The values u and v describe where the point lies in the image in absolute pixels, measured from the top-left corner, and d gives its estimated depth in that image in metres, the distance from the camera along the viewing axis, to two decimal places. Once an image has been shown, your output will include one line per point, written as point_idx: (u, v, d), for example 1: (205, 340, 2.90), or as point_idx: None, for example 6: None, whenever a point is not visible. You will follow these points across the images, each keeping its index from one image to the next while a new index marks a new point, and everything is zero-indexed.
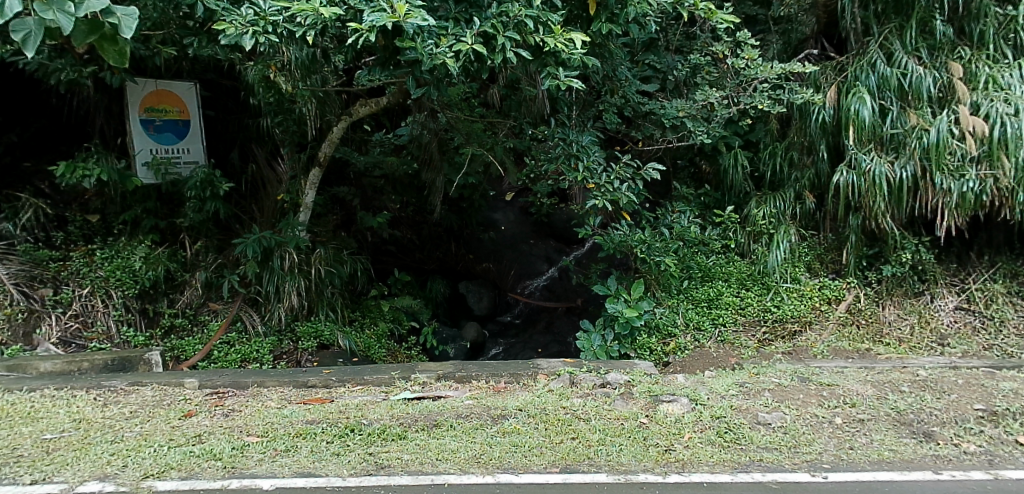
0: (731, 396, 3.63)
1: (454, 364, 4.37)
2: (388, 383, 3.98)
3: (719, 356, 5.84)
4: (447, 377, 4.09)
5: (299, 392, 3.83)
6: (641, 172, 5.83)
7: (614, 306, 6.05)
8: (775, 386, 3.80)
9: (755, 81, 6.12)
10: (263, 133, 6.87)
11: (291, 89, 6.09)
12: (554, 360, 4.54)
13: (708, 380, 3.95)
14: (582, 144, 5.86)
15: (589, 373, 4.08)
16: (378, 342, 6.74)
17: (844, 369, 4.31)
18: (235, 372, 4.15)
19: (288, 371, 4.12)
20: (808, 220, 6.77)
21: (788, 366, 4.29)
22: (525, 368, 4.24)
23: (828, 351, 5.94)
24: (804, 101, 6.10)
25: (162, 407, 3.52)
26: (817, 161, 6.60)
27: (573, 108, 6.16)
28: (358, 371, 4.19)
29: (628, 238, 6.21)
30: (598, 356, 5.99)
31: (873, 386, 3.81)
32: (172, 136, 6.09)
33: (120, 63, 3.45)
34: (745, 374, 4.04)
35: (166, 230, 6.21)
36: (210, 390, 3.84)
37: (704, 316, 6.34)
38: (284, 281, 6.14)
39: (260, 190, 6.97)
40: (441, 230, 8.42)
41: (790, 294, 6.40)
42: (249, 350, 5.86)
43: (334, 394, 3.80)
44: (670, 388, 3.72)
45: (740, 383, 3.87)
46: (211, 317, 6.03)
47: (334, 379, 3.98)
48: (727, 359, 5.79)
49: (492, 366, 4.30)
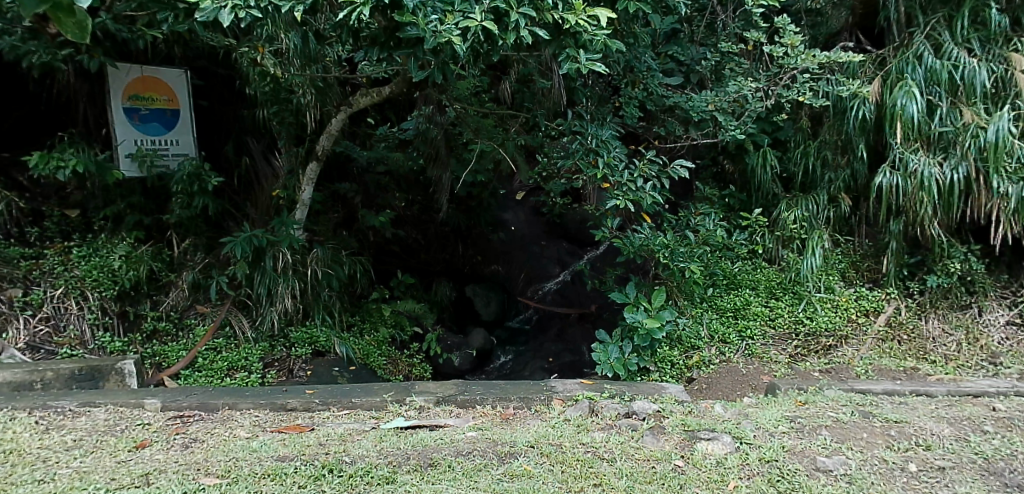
0: (781, 434, 3.16)
1: (458, 384, 3.96)
2: (379, 407, 3.59)
3: (749, 373, 5.33)
4: (447, 401, 3.67)
5: (277, 416, 3.42)
6: (666, 169, 5.34)
7: (633, 315, 5.54)
8: (832, 422, 3.33)
9: (794, 71, 5.65)
10: (259, 125, 6.44)
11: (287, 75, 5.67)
12: (572, 381, 4.13)
13: (751, 410, 3.49)
14: (602, 139, 5.39)
15: (613, 400, 3.64)
16: (378, 350, 6.30)
17: (910, 401, 3.83)
18: (205, 391, 3.75)
19: (264, 391, 3.73)
20: (842, 224, 6.38)
21: (840, 394, 3.84)
22: (539, 392, 3.81)
23: (871, 369, 5.39)
24: (848, 95, 5.56)
25: (113, 434, 3.11)
26: (853, 161, 6.20)
27: (592, 101, 5.68)
28: (345, 392, 3.79)
29: (650, 242, 5.70)
30: (616, 369, 5.47)
31: (949, 425, 3.34)
32: (158, 127, 5.68)
33: (79, 39, 2.59)
34: (796, 407, 3.56)
35: (152, 228, 5.79)
36: (175, 413, 3.43)
37: (730, 327, 5.84)
38: (276, 282, 5.68)
39: (255, 185, 6.50)
40: (448, 230, 8.01)
41: (824, 305, 5.92)
42: (237, 357, 5.44)
43: (316, 420, 3.38)
44: (709, 423, 3.24)
45: (789, 416, 3.40)
46: (198, 321, 5.60)
47: (317, 401, 3.58)
48: (758, 377, 5.25)
49: (500, 388, 3.88)
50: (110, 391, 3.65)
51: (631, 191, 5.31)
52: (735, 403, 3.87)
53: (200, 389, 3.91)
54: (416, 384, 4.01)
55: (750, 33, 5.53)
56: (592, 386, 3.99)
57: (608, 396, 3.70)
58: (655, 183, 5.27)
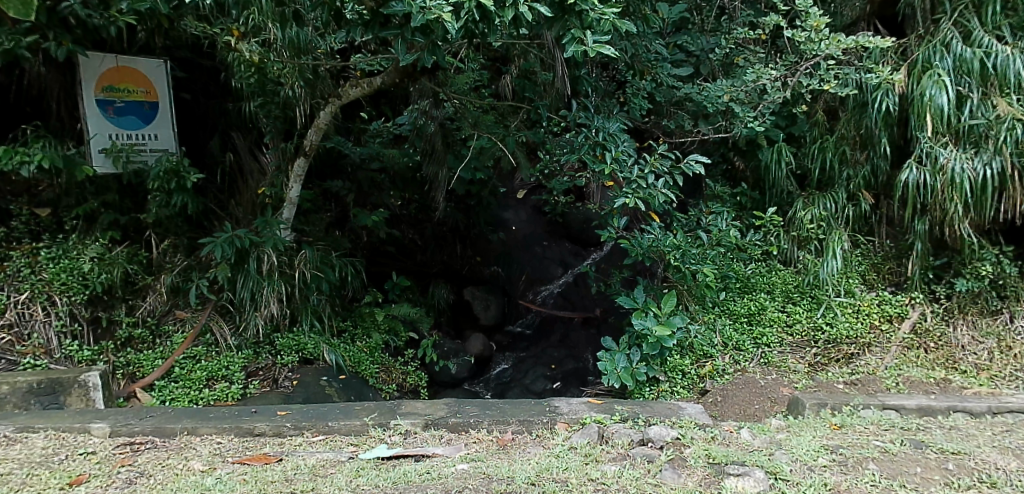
0: (821, 468, 2.87)
1: (449, 403, 3.68)
2: (359, 432, 3.40)
3: (768, 385, 4.96)
4: (437, 425, 3.45)
5: (242, 443, 3.31)
6: (680, 165, 4.91)
7: (642, 322, 5.15)
8: (880, 454, 3.02)
9: (818, 58, 5.19)
10: (246, 119, 6.06)
11: (277, 63, 5.37)
12: (579, 400, 3.86)
13: (783, 437, 3.20)
14: (609, 132, 5.02)
15: (625, 425, 3.37)
16: (370, 357, 5.96)
17: (963, 425, 3.52)
18: (172, 411, 3.70)
19: (231, 413, 3.62)
20: (861, 224, 6.06)
21: (877, 416, 3.57)
22: (540, 413, 3.54)
23: (900, 380, 5.02)
24: (876, 82, 5.15)
25: (47, 465, 3.01)
26: (873, 157, 5.91)
27: (597, 92, 5.33)
28: (323, 413, 3.64)
29: (660, 243, 5.34)
30: (623, 380, 5.08)
31: (1014, 458, 3.02)
32: (135, 120, 5.31)
33: None
34: (835, 435, 3.26)
35: (129, 227, 5.45)
36: (126, 439, 3.36)
37: (744, 334, 5.47)
38: (261, 286, 5.34)
39: (239, 182, 6.14)
40: (448, 230, 7.60)
41: (844, 310, 5.56)
42: (218, 367, 5.08)
43: (284, 447, 3.26)
44: (739, 454, 2.95)
45: (830, 446, 3.10)
46: (176, 327, 5.25)
47: (289, 425, 3.44)
48: (778, 389, 4.88)
49: (497, 408, 3.62)
50: (54, 415, 3.55)
51: (641, 188, 4.89)
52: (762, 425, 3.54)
53: (161, 411, 3.70)
54: (403, 405, 3.71)
55: (768, 18, 5.15)
56: (601, 405, 3.69)
57: (619, 419, 3.41)
58: (668, 180, 4.86)
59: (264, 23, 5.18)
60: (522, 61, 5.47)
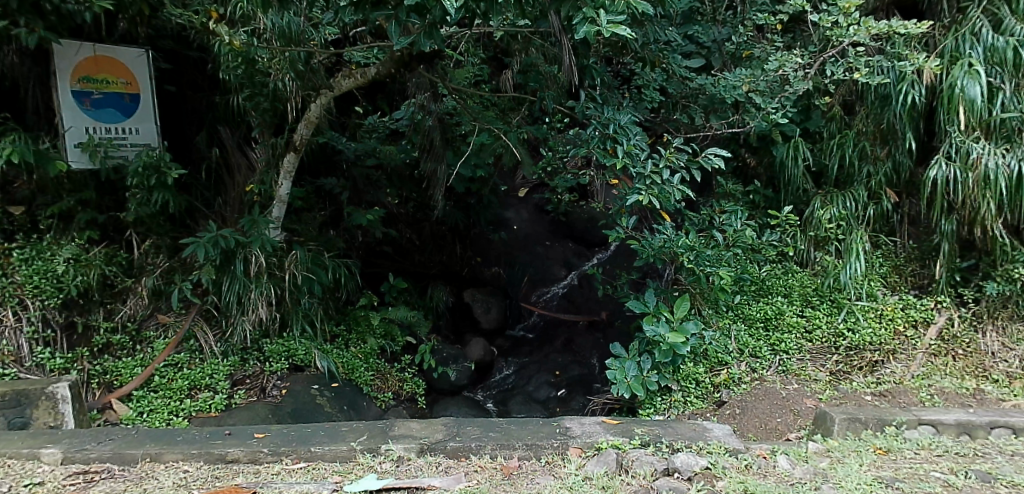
0: None
1: (448, 424, 3.54)
2: (346, 458, 3.24)
3: (791, 396, 4.63)
4: (435, 450, 3.29)
5: (212, 472, 3.15)
6: (698, 158, 4.61)
7: (654, 328, 4.84)
8: (941, 489, 2.92)
9: (847, 44, 4.90)
10: (234, 113, 5.72)
11: (266, 53, 5.07)
12: (593, 419, 3.70)
13: (828, 467, 3.11)
14: (621, 124, 4.64)
15: (647, 451, 3.27)
16: (365, 364, 5.65)
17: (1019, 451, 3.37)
18: (146, 433, 3.50)
19: (200, 436, 3.44)
20: (882, 223, 5.79)
21: (926, 438, 3.47)
22: (551, 435, 3.40)
23: (932, 392, 4.72)
24: (909, 70, 4.83)
25: None
26: (894, 152, 5.65)
27: (605, 82, 5.01)
28: (306, 434, 3.46)
29: (672, 244, 5.03)
30: (634, 390, 4.77)
31: None
32: (114, 113, 5.00)
33: None
34: (886, 466, 3.13)
35: (108, 225, 5.13)
36: (77, 467, 3.18)
37: (761, 340, 5.18)
38: (248, 289, 5.05)
39: (226, 179, 5.83)
40: (447, 230, 7.27)
41: (867, 315, 5.25)
42: (200, 375, 4.78)
43: (259, 477, 3.09)
44: (776, 487, 2.89)
45: (885, 479, 3.00)
46: (158, 333, 4.94)
47: (266, 451, 3.26)
48: (801, 400, 4.56)
49: (501, 430, 3.48)
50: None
51: (654, 184, 4.58)
52: (797, 448, 3.39)
53: (122, 433, 3.48)
54: (397, 426, 3.56)
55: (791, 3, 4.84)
56: (617, 426, 3.55)
57: (640, 444, 3.31)
58: (685, 175, 4.54)
59: (252, 10, 4.87)
60: (525, 52, 5.16)
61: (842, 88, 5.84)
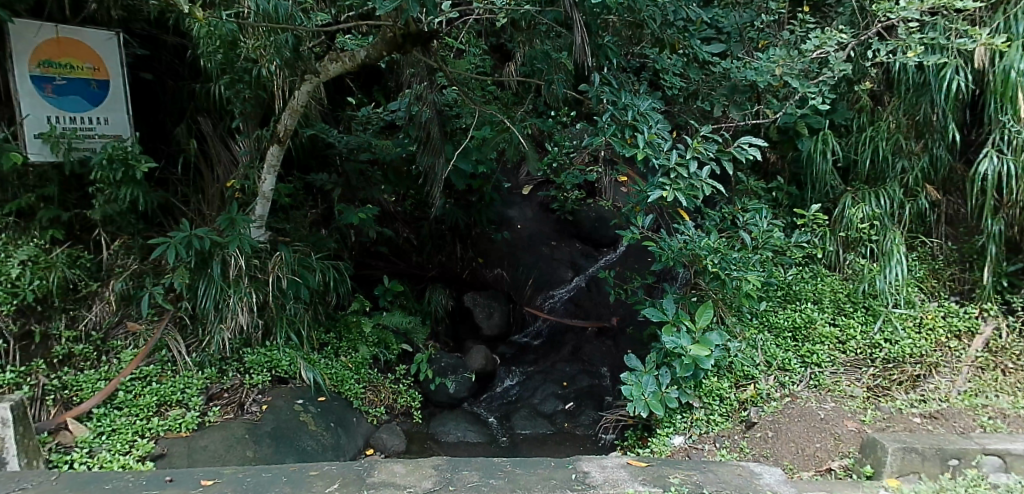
0: None
1: (440, 469, 3.28)
2: None
3: (830, 418, 4.13)
4: None
5: None
6: (731, 148, 4.14)
7: (674, 339, 4.36)
8: None
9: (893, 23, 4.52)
10: (216, 104, 5.24)
11: (255, 37, 4.66)
12: (616, 460, 3.44)
13: None
14: (640, 110, 4.16)
15: None
16: (356, 375, 5.19)
17: None
18: (77, 480, 3.28)
19: (135, 484, 3.21)
20: (918, 224, 5.34)
21: (1017, 484, 3.04)
22: (565, 486, 3.15)
23: (992, 414, 4.08)
24: (970, 48, 4.30)
25: None
26: (931, 145, 5.27)
27: (622, 65, 4.56)
28: (257, 480, 3.23)
29: (695, 245, 4.55)
30: (653, 408, 4.29)
31: None
32: (80, 101, 4.54)
33: None
34: None
35: (73, 223, 4.67)
36: None
37: (789, 351, 4.72)
38: (226, 294, 4.65)
39: (206, 174, 5.34)
40: (447, 228, 6.74)
41: (905, 324, 4.80)
42: (171, 390, 4.28)
43: None
44: None
45: None
46: (126, 342, 4.48)
47: None
48: (842, 423, 4.05)
49: (506, 480, 3.19)
50: None
51: (680, 178, 4.09)
52: None
53: (38, 480, 3.26)
54: (378, 469, 3.31)
55: None
56: (645, 471, 3.31)
57: None
58: (714, 168, 4.05)
59: None
60: (530, 42, 4.82)
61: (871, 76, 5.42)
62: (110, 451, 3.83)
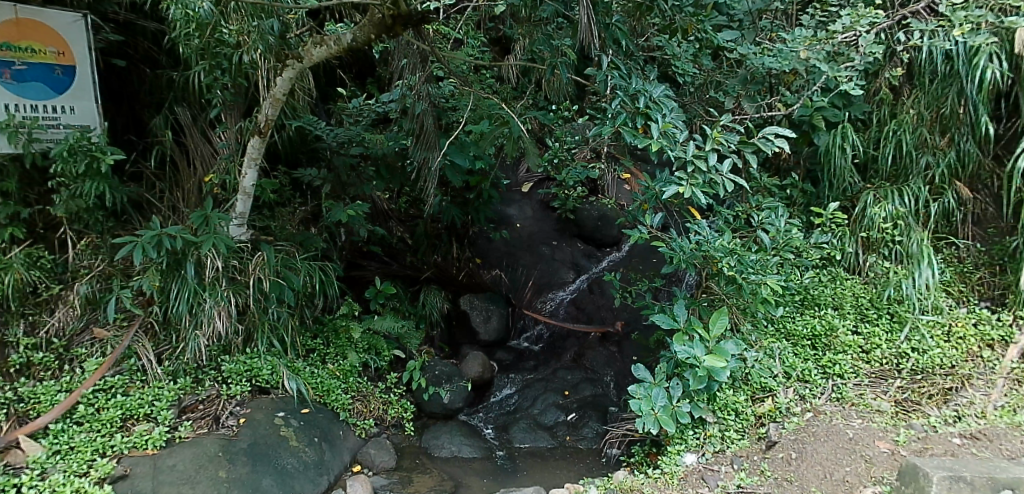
0: None
1: None
2: None
3: (860, 438, 3.83)
4: None
5: None
6: (754, 139, 3.78)
7: (687, 349, 4.01)
8: None
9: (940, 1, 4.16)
10: (196, 93, 4.88)
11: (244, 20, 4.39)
12: None
13: None
14: (653, 96, 3.83)
15: None
16: (343, 384, 4.82)
17: None
18: None
19: None
20: (944, 224, 5.00)
21: None
22: None
23: None
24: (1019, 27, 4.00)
25: None
26: (957, 139, 4.94)
27: (633, 50, 4.22)
28: None
29: (710, 247, 4.19)
30: (664, 424, 3.92)
31: None
32: (42, 88, 4.19)
33: None
34: None
35: (36, 221, 4.36)
36: None
37: (809, 361, 4.37)
38: (201, 298, 4.32)
39: (184, 168, 4.98)
40: (443, 227, 6.37)
41: (933, 332, 4.45)
42: (138, 404, 3.94)
43: None
44: None
45: None
46: (91, 350, 4.14)
47: None
48: (873, 444, 3.77)
49: None
50: None
51: (698, 172, 3.75)
52: None
53: None
54: None
55: None
56: None
57: None
58: (737, 161, 3.70)
59: None
60: (532, 35, 4.46)
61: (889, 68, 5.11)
62: (65, 473, 3.51)
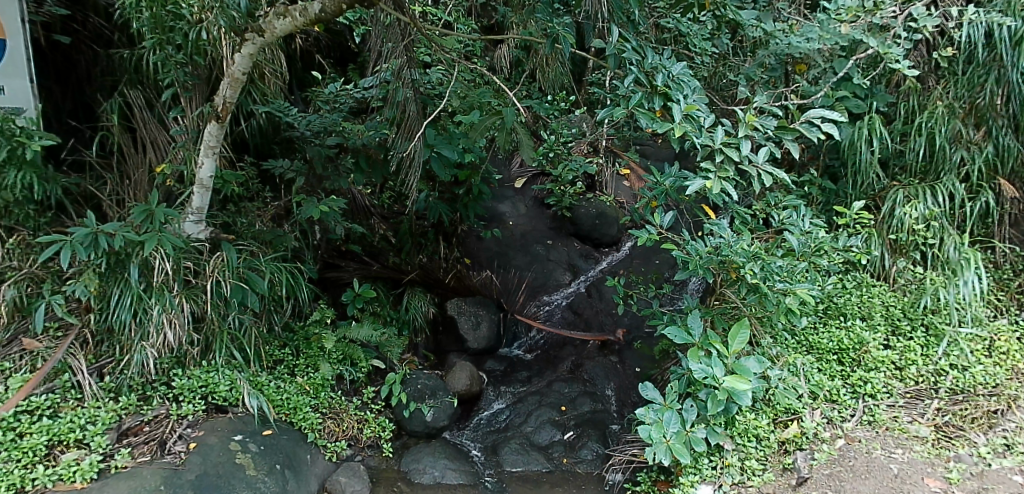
0: None
1: None
2: None
3: (906, 474, 3.39)
4: None
5: None
6: (786, 126, 3.28)
7: (704, 368, 3.56)
8: None
9: None
10: (150, 75, 4.29)
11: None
12: None
13: None
14: (672, 73, 3.31)
15: None
16: (313, 400, 4.29)
17: None
18: None
19: None
20: (978, 225, 4.55)
21: None
22: None
23: None
24: None
25: None
26: (995, 133, 4.48)
27: (644, 26, 3.71)
28: None
29: (731, 251, 3.67)
30: (678, 454, 3.44)
31: None
32: None
33: None
34: None
35: None
36: None
37: (836, 378, 3.88)
38: (148, 304, 3.81)
39: (136, 158, 4.42)
40: (429, 225, 5.85)
41: (974, 346, 3.96)
42: (68, 428, 3.42)
43: None
44: None
45: None
46: (17, 365, 3.60)
47: None
48: (922, 482, 3.33)
49: None
50: None
51: (726, 164, 3.26)
52: None
53: None
54: None
55: None
56: None
57: None
58: (774, 149, 3.21)
59: None
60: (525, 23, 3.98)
61: (913, 59, 4.71)
62: None
